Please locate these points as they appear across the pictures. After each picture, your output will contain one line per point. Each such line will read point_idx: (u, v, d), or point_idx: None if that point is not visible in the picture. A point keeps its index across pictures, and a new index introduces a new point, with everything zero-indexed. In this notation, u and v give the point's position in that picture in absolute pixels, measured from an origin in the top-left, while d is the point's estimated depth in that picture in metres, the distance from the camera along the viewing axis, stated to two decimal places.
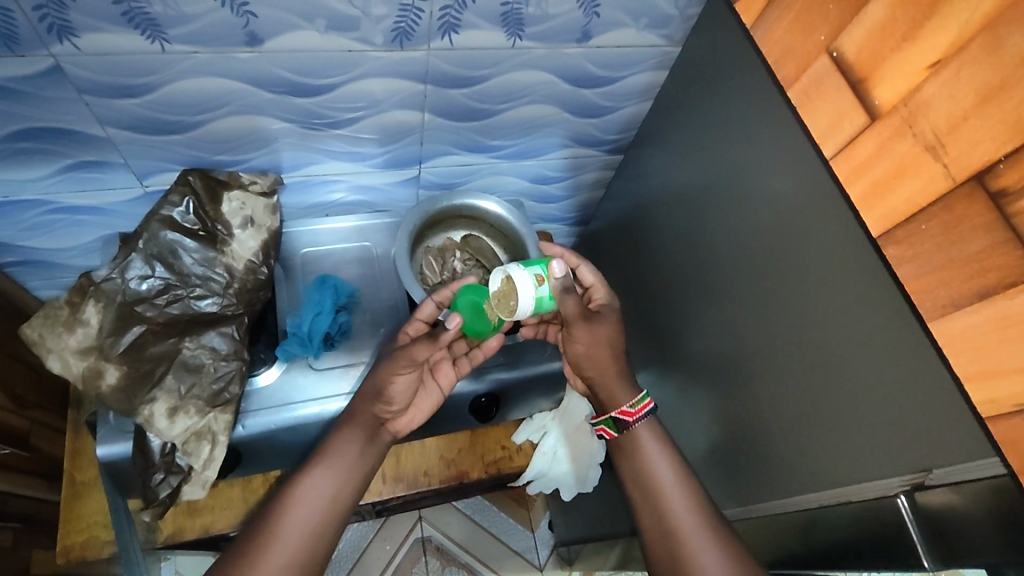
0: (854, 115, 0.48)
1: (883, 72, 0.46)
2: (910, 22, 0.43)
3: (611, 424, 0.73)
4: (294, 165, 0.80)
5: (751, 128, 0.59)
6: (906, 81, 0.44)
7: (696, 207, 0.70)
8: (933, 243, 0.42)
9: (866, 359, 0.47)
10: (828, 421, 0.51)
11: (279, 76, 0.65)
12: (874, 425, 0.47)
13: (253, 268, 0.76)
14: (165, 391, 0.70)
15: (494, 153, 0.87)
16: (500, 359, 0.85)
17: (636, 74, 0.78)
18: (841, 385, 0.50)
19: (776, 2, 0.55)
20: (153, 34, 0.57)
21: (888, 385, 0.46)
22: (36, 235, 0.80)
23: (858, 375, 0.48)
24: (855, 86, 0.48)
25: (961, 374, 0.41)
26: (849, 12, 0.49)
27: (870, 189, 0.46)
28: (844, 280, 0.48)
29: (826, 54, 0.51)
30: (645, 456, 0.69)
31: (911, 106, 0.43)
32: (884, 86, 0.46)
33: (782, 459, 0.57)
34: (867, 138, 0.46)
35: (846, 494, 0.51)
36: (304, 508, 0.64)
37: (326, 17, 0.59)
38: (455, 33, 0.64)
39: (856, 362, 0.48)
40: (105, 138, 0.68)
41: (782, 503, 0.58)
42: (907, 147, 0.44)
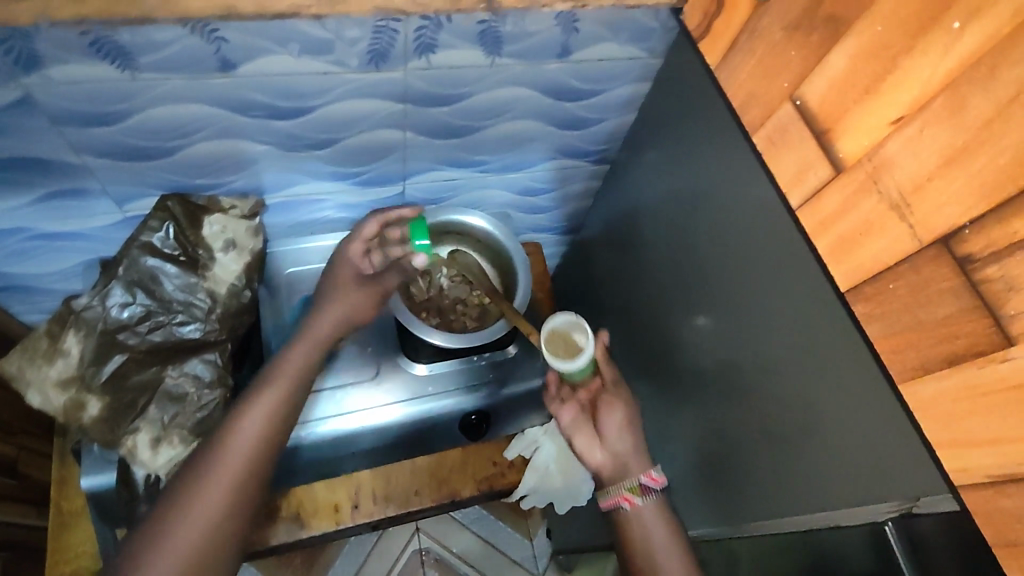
0: (820, 167, 0.47)
1: (845, 124, 0.45)
2: (873, 76, 0.42)
3: (636, 489, 0.65)
4: (275, 185, 0.78)
5: (731, 148, 0.58)
6: (869, 135, 0.43)
7: (681, 223, 0.69)
8: (901, 303, 0.41)
9: (847, 388, 0.47)
10: (815, 442, 0.51)
11: (254, 100, 0.64)
12: (858, 452, 0.47)
13: (236, 292, 0.76)
14: (148, 422, 0.70)
15: (480, 168, 0.86)
16: (490, 377, 0.87)
17: (619, 87, 0.77)
18: (824, 407, 0.49)
19: (739, 45, 0.55)
20: (122, 63, 0.56)
21: (868, 408, 0.45)
22: (17, 261, 0.79)
23: (841, 400, 0.48)
24: (820, 137, 0.47)
25: (933, 440, 0.41)
26: (811, 61, 0.47)
27: (837, 242, 0.46)
28: (820, 305, 0.48)
29: (789, 102, 0.50)
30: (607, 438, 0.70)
31: (875, 161, 0.42)
32: (848, 139, 0.45)
33: (770, 478, 0.57)
34: (833, 191, 0.46)
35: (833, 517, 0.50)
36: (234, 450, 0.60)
37: (299, 41, 0.58)
38: (431, 53, 0.63)
39: (837, 384, 0.48)
40: (81, 166, 0.67)
41: (773, 524, 0.57)
42: (873, 205, 0.43)
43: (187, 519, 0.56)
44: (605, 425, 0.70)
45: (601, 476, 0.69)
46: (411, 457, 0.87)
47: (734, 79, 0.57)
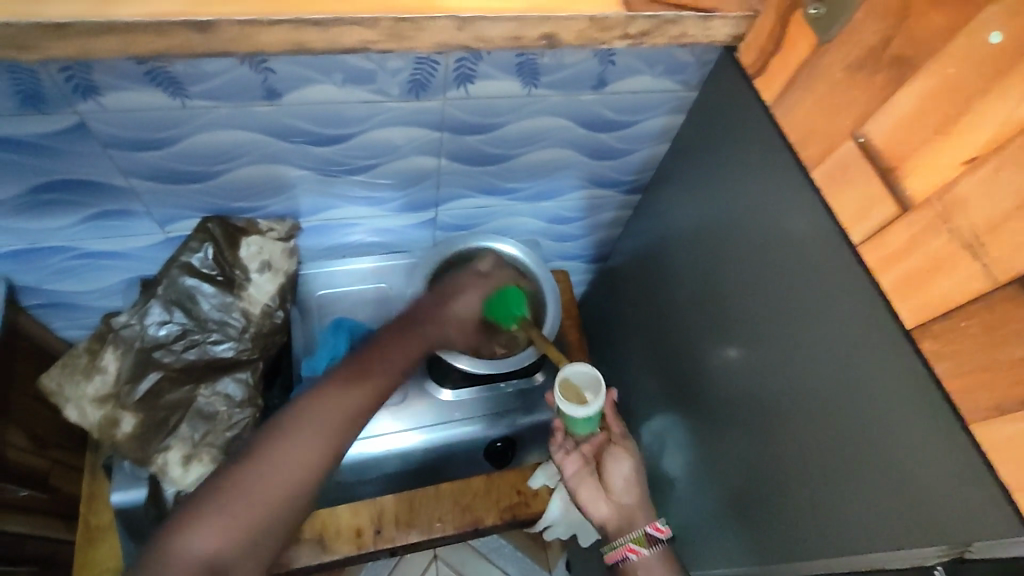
0: (883, 204, 0.47)
1: (914, 163, 0.45)
2: (944, 116, 0.42)
3: (641, 539, 0.70)
4: (313, 210, 0.81)
5: (771, 180, 0.58)
6: (939, 174, 0.43)
7: (709, 255, 0.69)
8: (977, 341, 0.40)
9: (888, 422, 0.46)
10: (854, 480, 0.50)
11: (299, 127, 0.66)
12: (902, 493, 0.46)
13: (270, 312, 0.76)
14: (179, 439, 0.69)
15: (511, 196, 0.87)
16: (516, 404, 0.85)
17: (651, 119, 0.77)
18: (861, 442, 0.49)
19: (797, 84, 0.55)
20: (175, 91, 0.58)
21: (910, 443, 0.45)
22: (62, 279, 0.82)
23: (886, 437, 0.47)
24: (885, 175, 0.47)
25: (1009, 483, 0.39)
26: (876, 100, 0.48)
27: (903, 279, 0.45)
28: (869, 340, 0.48)
29: (852, 140, 0.50)
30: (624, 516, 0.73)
31: (946, 201, 0.42)
32: (917, 177, 0.44)
33: (802, 515, 0.56)
34: (897, 229, 0.45)
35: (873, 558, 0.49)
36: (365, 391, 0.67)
37: (343, 72, 0.60)
38: (470, 82, 0.65)
39: (874, 418, 0.48)
40: (127, 188, 0.69)
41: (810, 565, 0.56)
42: (942, 244, 0.42)
43: (253, 499, 0.58)
44: (609, 480, 0.76)
45: (606, 529, 0.74)
46: (436, 483, 0.87)
47: (779, 111, 0.58)
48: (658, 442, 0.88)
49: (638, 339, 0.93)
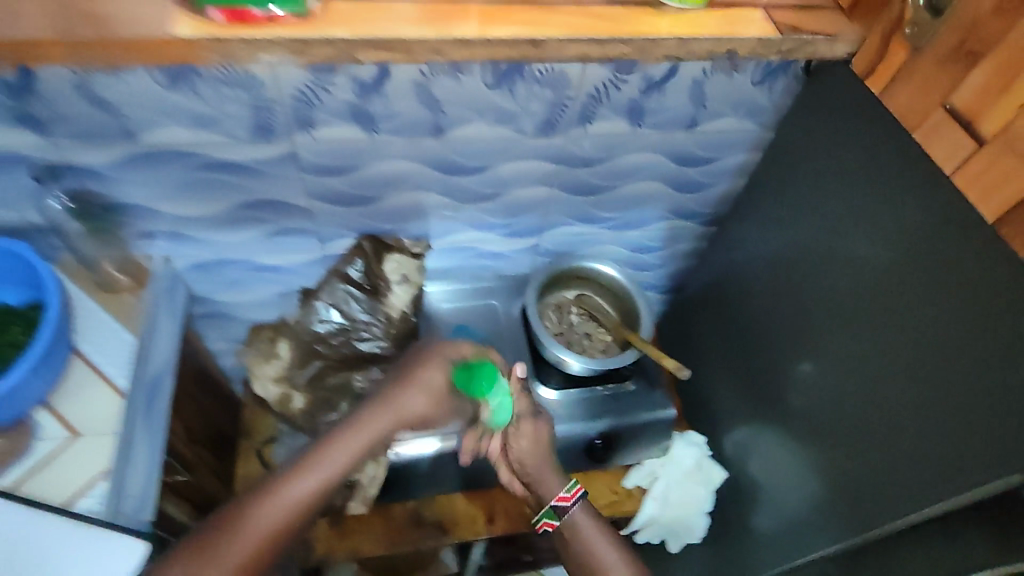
0: (965, 145, 0.59)
1: (988, 110, 0.57)
2: (1004, 77, 0.55)
3: (552, 514, 0.80)
4: (442, 234, 0.95)
5: (855, 193, 0.71)
6: (1004, 113, 0.56)
7: (790, 278, 0.84)
8: None
9: (956, 382, 0.60)
10: (928, 436, 0.63)
11: (451, 159, 0.81)
12: (980, 435, 0.58)
13: (406, 316, 0.91)
14: (341, 413, 0.82)
15: (599, 224, 1.00)
16: (611, 406, 0.95)
17: (732, 155, 0.91)
18: (934, 405, 0.62)
19: (893, 86, 0.66)
20: (367, 125, 0.73)
21: (976, 392, 0.58)
22: (227, 290, 0.98)
23: (974, 388, 0.58)
24: (965, 124, 0.59)
25: None
26: (956, 77, 0.60)
27: (988, 191, 0.57)
28: (961, 308, 0.60)
29: (941, 107, 0.61)
30: (587, 541, 0.79)
31: (1010, 134, 0.55)
32: (991, 119, 0.57)
33: (906, 472, 0.66)
34: (979, 158, 0.58)
35: (973, 492, 0.59)
36: (271, 509, 0.62)
37: (494, 113, 0.75)
38: (589, 122, 0.80)
39: (943, 382, 0.61)
40: (307, 209, 0.84)
41: (895, 519, 0.67)
42: (1014, 161, 0.55)
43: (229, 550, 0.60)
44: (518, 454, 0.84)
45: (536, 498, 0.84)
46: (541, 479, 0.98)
47: (855, 137, 0.71)
48: (744, 448, 0.98)
49: (719, 356, 1.03)
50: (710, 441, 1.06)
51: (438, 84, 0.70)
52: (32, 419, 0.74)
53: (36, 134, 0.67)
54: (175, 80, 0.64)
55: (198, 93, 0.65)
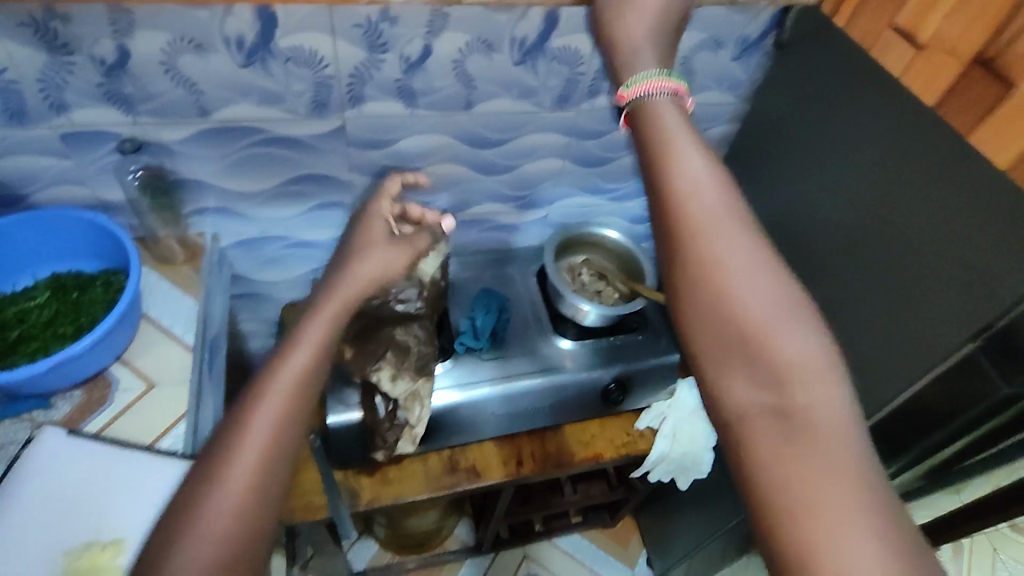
0: (908, 52, 0.70)
1: (927, 18, 0.67)
2: None
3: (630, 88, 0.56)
4: (462, 206, 1.06)
5: (820, 145, 0.86)
6: (933, 23, 0.67)
7: (768, 226, 0.97)
8: (969, 101, 0.64)
9: (905, 284, 0.72)
10: (892, 334, 0.75)
11: (478, 132, 0.93)
12: (926, 324, 0.70)
13: (436, 280, 1.01)
14: (387, 361, 0.90)
15: (603, 195, 1.13)
16: (622, 354, 1.06)
17: (715, 126, 1.05)
18: (893, 309, 0.75)
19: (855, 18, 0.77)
20: (409, 100, 0.85)
21: (920, 287, 0.71)
22: (267, 268, 1.06)
23: (918, 286, 0.71)
24: (906, 35, 0.70)
25: (1010, 234, 0.61)
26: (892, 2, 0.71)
27: (924, 83, 0.69)
28: (908, 220, 0.72)
29: (889, 28, 0.72)
30: (721, 236, 0.47)
31: (936, 42, 0.67)
32: (926, 28, 0.67)
33: (880, 367, 0.77)
34: (920, 62, 0.69)
35: (933, 372, 0.70)
36: (272, 395, 0.50)
37: (518, 88, 0.88)
38: (597, 96, 0.93)
39: (896, 286, 0.74)
40: (348, 182, 0.95)
41: (877, 412, 0.78)
42: (938, 57, 0.67)
43: (248, 449, 0.48)
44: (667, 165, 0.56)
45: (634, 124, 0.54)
46: (559, 425, 1.06)
47: (819, 97, 0.85)
48: None
49: None
50: None
51: (472, 61, 0.82)
52: (109, 373, 0.80)
53: (120, 111, 0.77)
54: (249, 59, 0.74)
55: (268, 71, 0.76)
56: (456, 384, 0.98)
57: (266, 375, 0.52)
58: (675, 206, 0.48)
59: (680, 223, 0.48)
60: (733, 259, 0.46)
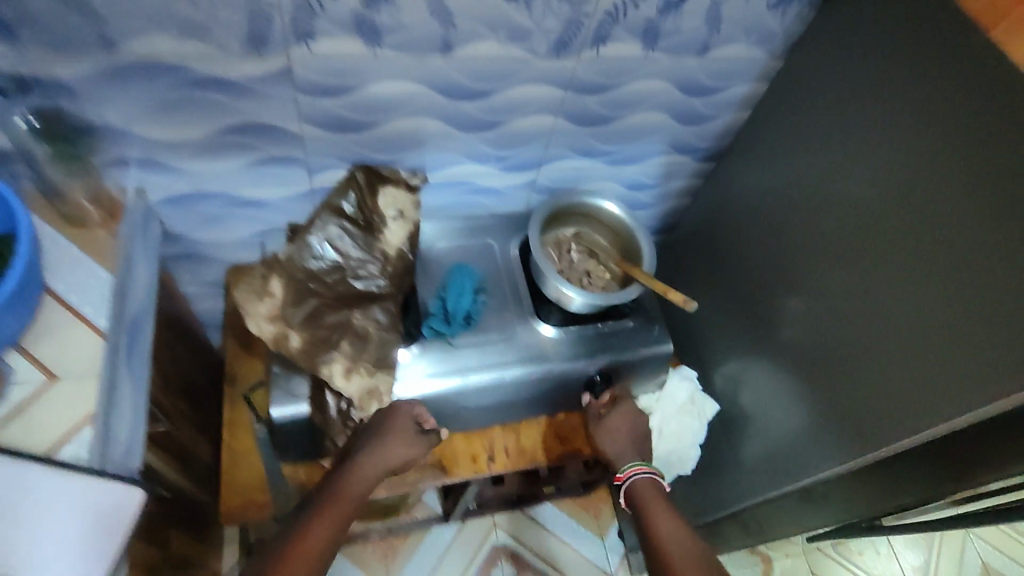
0: None
1: None
2: None
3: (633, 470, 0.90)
4: (436, 165, 0.91)
5: (873, 123, 0.72)
6: None
7: (790, 209, 0.85)
8: None
9: (953, 312, 0.62)
10: (923, 360, 0.65)
11: (456, 81, 0.76)
12: (974, 360, 0.60)
13: (403, 254, 0.87)
14: (341, 353, 0.77)
15: (600, 159, 0.97)
16: (611, 341, 0.95)
17: (738, 85, 0.90)
18: (929, 334, 0.65)
19: None
20: (371, 39, 0.68)
21: (975, 317, 0.60)
22: (206, 227, 0.91)
23: (974, 315, 0.60)
24: None
25: None
26: None
27: None
28: (980, 231, 0.60)
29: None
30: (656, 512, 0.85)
31: None
32: None
33: (905, 394, 0.68)
34: None
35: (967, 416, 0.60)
36: (336, 515, 0.75)
37: (507, 29, 0.71)
38: (603, 44, 0.76)
39: (940, 310, 0.63)
40: (297, 134, 0.78)
41: (886, 447, 0.70)
42: None
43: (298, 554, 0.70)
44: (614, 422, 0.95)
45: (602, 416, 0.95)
46: (538, 417, 0.97)
47: (881, 63, 0.71)
48: (733, 382, 1.01)
49: (710, 293, 1.05)
50: (702, 375, 1.08)
51: None
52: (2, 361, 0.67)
53: None
54: None
55: None
56: (429, 371, 0.86)
57: (329, 497, 0.77)
58: (657, 551, 0.82)
59: (649, 511, 0.86)
60: (666, 515, 0.84)
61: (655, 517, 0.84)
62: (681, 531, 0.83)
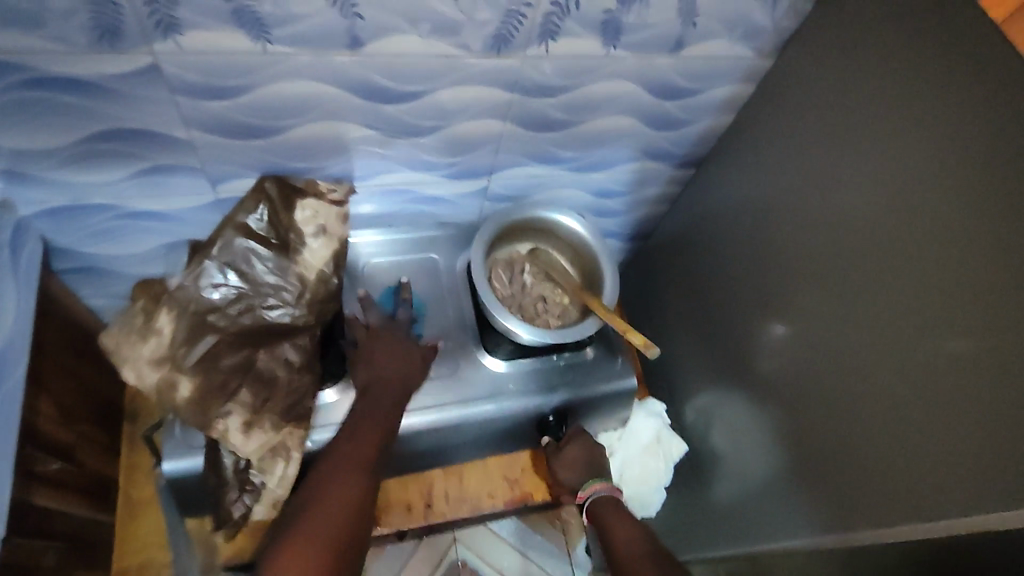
0: None
1: None
2: None
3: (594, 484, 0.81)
4: (367, 174, 0.78)
5: (872, 146, 0.60)
6: None
7: (774, 234, 0.73)
8: None
9: (946, 397, 0.51)
10: (906, 444, 0.55)
11: (373, 81, 0.63)
12: (965, 461, 0.50)
13: (324, 278, 0.73)
14: (240, 404, 0.67)
15: (561, 167, 0.85)
16: (568, 376, 0.83)
17: (719, 87, 0.77)
18: (915, 415, 0.54)
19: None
20: (257, 34, 0.55)
21: (964, 409, 0.50)
22: (99, 241, 0.78)
23: (972, 403, 0.50)
24: None
25: None
26: None
27: None
28: (994, 297, 0.48)
29: None
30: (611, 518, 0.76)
31: None
32: None
33: (886, 477, 0.57)
34: None
35: (934, 528, 0.51)
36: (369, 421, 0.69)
37: (430, 21, 0.58)
38: (553, 40, 0.63)
39: (929, 389, 0.53)
40: (187, 141, 0.65)
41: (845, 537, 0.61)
42: None
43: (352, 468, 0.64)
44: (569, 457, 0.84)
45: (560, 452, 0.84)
46: (483, 458, 0.87)
47: (888, 74, 0.58)
48: (704, 418, 0.90)
49: (684, 315, 0.94)
50: (671, 407, 0.97)
51: None
52: None
53: None
54: None
55: None
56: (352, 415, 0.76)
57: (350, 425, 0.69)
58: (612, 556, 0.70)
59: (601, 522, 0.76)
60: (626, 524, 0.74)
61: (612, 524, 0.74)
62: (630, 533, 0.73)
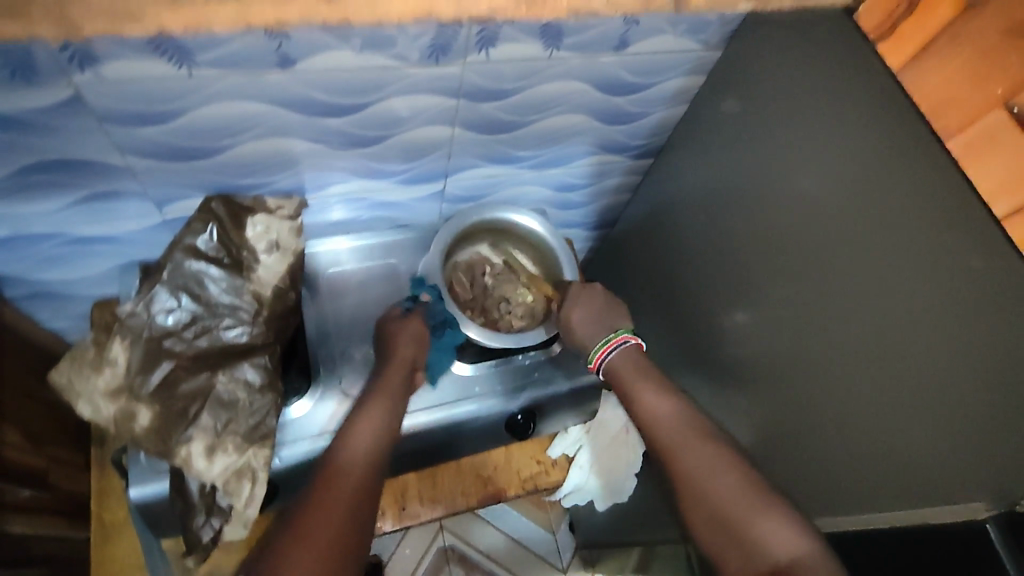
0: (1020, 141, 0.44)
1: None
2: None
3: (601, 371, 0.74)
4: (317, 185, 0.77)
5: (815, 144, 0.60)
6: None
7: (729, 227, 0.73)
8: None
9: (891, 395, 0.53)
10: (856, 437, 0.57)
11: (311, 97, 0.61)
12: (914, 458, 0.51)
13: (282, 293, 0.73)
14: (201, 429, 0.67)
15: (516, 164, 0.84)
16: (536, 375, 0.84)
17: (669, 80, 0.76)
18: (863, 411, 0.56)
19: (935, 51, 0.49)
20: (180, 59, 0.53)
21: (908, 408, 0.51)
22: (48, 268, 0.76)
23: (918, 402, 0.51)
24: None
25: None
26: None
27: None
28: (926, 299, 0.49)
29: (1002, 108, 0.44)
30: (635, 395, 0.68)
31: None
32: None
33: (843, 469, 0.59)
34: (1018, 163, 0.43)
35: (894, 515, 0.53)
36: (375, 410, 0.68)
37: (362, 36, 0.56)
38: (492, 46, 0.61)
39: (877, 386, 0.54)
40: (124, 167, 0.64)
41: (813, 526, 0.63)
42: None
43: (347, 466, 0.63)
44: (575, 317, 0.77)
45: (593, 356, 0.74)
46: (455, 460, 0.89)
47: (826, 71, 0.58)
48: None
49: (648, 304, 0.94)
50: None
51: None
52: None
53: None
54: None
55: None
56: (319, 427, 0.75)
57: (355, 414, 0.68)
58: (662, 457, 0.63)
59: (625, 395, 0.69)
60: (700, 447, 0.62)
61: (638, 394, 0.68)
62: (666, 409, 0.66)
